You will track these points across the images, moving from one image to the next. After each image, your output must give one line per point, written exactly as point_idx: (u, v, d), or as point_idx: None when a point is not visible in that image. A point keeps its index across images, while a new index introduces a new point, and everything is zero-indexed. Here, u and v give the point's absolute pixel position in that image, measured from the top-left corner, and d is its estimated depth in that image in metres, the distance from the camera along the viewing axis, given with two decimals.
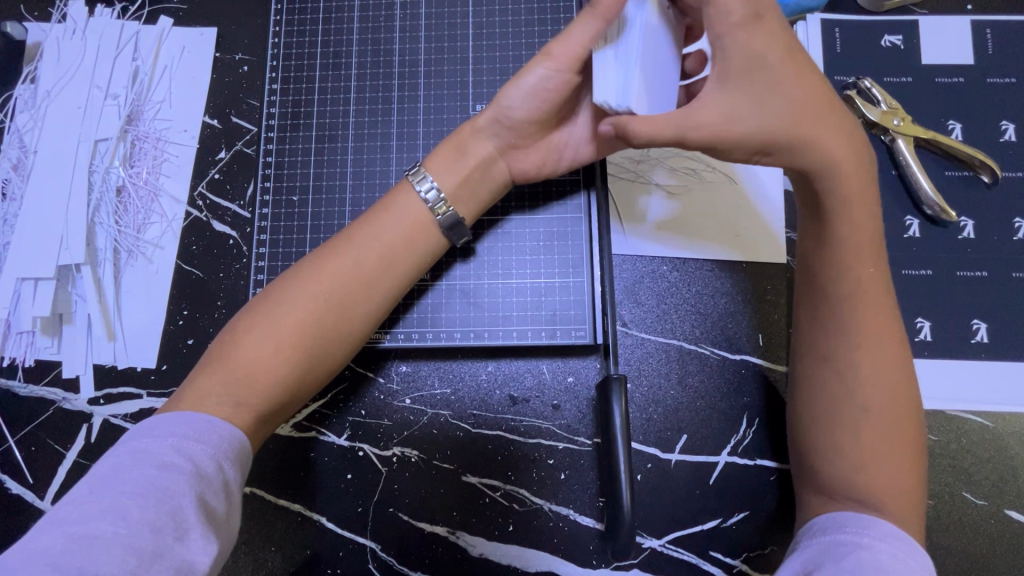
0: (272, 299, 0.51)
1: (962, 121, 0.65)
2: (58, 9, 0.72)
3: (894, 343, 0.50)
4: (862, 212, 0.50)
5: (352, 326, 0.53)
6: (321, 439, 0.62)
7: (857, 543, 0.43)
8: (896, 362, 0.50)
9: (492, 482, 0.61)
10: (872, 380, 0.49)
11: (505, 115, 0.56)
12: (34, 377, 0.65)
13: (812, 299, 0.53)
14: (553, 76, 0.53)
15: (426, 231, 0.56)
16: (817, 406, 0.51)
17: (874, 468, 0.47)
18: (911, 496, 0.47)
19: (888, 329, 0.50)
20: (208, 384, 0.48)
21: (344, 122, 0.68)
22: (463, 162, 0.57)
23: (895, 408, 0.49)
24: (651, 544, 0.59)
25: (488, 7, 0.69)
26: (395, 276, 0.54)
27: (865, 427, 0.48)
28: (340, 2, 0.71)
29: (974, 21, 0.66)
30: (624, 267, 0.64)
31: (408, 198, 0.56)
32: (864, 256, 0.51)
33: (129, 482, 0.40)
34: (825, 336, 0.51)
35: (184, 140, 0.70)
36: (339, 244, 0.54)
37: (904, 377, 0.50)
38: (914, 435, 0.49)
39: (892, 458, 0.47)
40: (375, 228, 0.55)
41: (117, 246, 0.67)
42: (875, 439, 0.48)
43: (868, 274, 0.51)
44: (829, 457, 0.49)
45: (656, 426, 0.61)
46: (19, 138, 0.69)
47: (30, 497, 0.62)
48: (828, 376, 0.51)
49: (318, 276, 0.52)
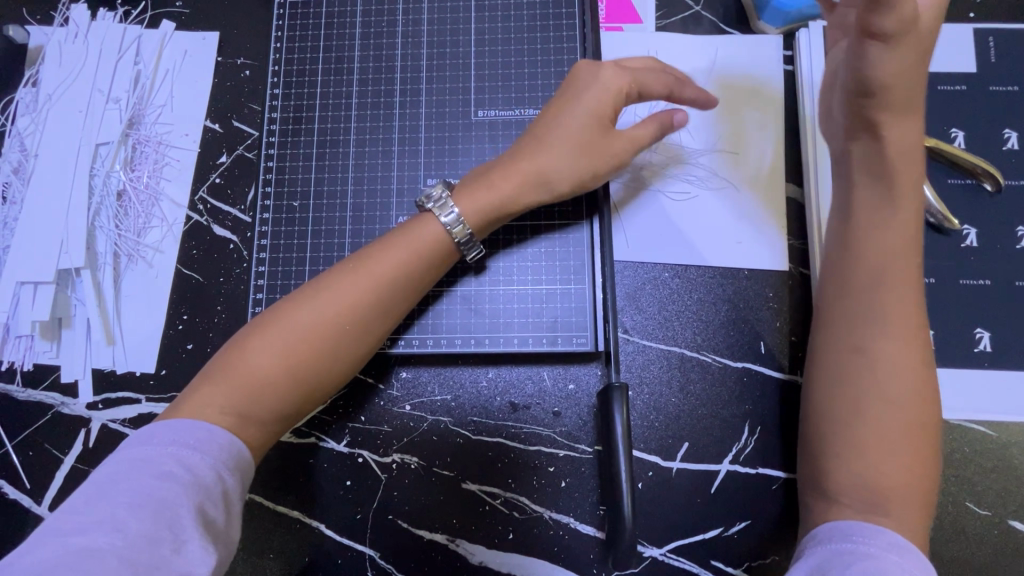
0: (279, 311, 0.51)
1: (965, 129, 0.65)
2: (60, 13, 0.72)
3: (914, 338, 0.50)
4: (903, 198, 0.53)
5: (363, 342, 0.53)
6: (320, 445, 0.62)
7: (865, 553, 0.43)
8: (919, 360, 0.50)
9: (492, 490, 0.60)
10: (896, 374, 0.49)
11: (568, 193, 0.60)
12: (32, 381, 0.65)
13: (839, 292, 0.53)
14: (616, 164, 0.60)
15: (445, 254, 0.56)
16: (838, 397, 0.51)
17: (883, 465, 0.47)
18: (915, 499, 0.46)
19: (910, 322, 0.51)
20: (209, 393, 0.48)
21: (346, 127, 0.68)
22: (508, 222, 0.60)
23: (914, 406, 0.49)
24: (652, 553, 0.58)
25: (491, 14, 0.70)
26: (411, 296, 0.55)
27: (883, 422, 0.48)
28: (343, 7, 0.71)
29: (976, 30, 0.66)
30: (626, 274, 0.64)
31: (428, 222, 0.56)
32: (898, 251, 0.52)
33: (126, 492, 0.40)
34: (851, 328, 0.52)
35: (185, 144, 0.70)
36: (357, 263, 0.54)
37: (926, 374, 0.50)
38: (929, 436, 0.49)
39: (902, 456, 0.47)
40: (393, 249, 0.55)
41: (117, 250, 0.67)
42: (890, 434, 0.48)
43: (899, 265, 0.52)
44: (836, 453, 0.49)
45: (657, 434, 0.61)
46: (19, 141, 0.69)
47: (27, 503, 0.62)
48: (853, 367, 0.51)
49: (330, 289, 0.52)
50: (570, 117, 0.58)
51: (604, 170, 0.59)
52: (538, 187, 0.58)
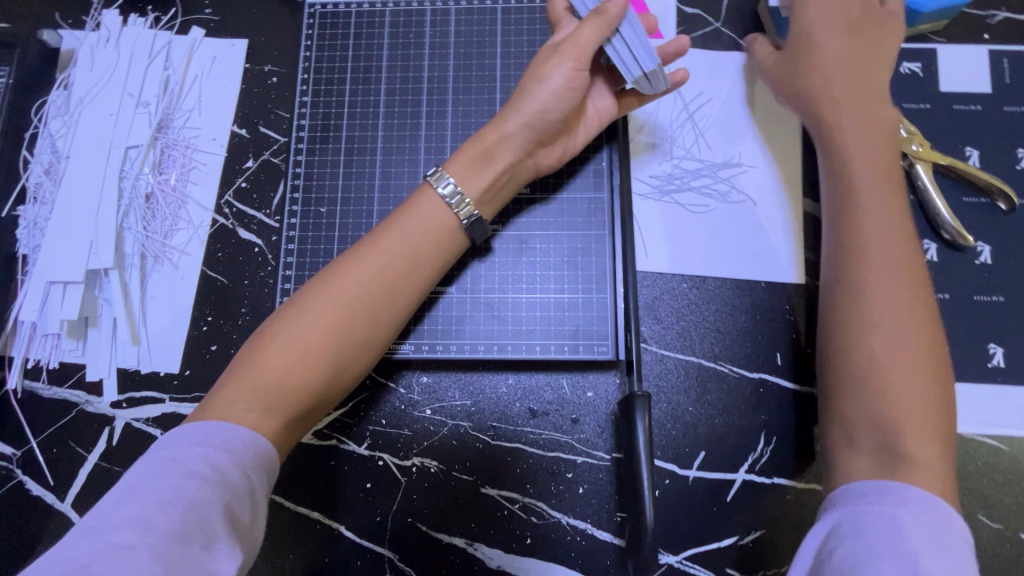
0: (296, 307, 0.52)
1: (980, 148, 0.66)
2: (93, 18, 0.74)
3: (912, 276, 0.52)
4: (868, 148, 0.58)
5: (378, 327, 0.54)
6: (342, 448, 0.63)
7: (877, 512, 0.43)
8: (916, 290, 0.51)
9: (511, 495, 0.61)
10: (895, 306, 0.51)
11: (533, 117, 0.58)
12: (57, 379, 0.66)
13: (846, 235, 0.55)
14: (575, 74, 0.57)
15: (450, 232, 0.57)
16: (842, 336, 0.52)
17: (898, 394, 0.48)
18: (936, 427, 0.47)
19: (905, 256, 0.52)
20: (236, 392, 0.48)
21: (373, 135, 0.70)
22: (491, 170, 0.58)
23: (917, 335, 0.50)
24: (668, 560, 0.59)
25: (515, 27, 0.71)
26: (421, 274, 0.56)
27: (885, 357, 0.49)
28: (371, 18, 0.73)
29: (991, 51, 0.68)
30: (645, 284, 0.65)
31: (429, 200, 0.57)
32: (879, 191, 0.55)
33: (156, 491, 0.41)
34: (853, 266, 0.53)
35: (213, 149, 0.71)
36: (364, 247, 0.55)
37: (923, 305, 0.51)
38: (936, 365, 0.49)
39: (913, 384, 0.48)
40: (398, 231, 0.55)
41: (144, 251, 0.68)
42: (899, 365, 0.49)
43: (889, 206, 0.55)
44: (854, 389, 0.50)
45: (675, 442, 0.61)
46: (51, 143, 0.70)
47: (50, 499, 0.63)
48: (854, 306, 0.52)
49: (343, 281, 0.53)
50: (535, 67, 0.59)
51: (556, 75, 0.57)
52: (500, 141, 0.58)
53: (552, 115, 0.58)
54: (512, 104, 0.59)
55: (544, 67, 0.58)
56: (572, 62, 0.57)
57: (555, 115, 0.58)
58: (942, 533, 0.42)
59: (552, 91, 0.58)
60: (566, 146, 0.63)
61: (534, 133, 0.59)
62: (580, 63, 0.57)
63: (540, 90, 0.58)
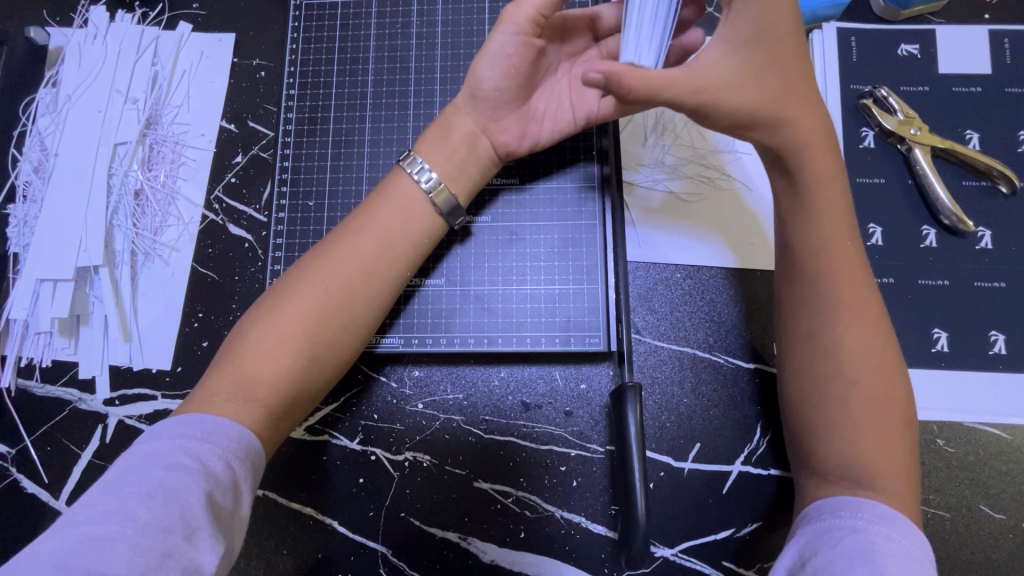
0: (276, 295, 0.52)
1: (980, 130, 0.64)
2: (81, 15, 0.73)
3: (863, 292, 0.49)
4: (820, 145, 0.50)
5: (356, 314, 0.53)
6: (333, 443, 0.62)
7: (851, 526, 0.42)
8: (876, 332, 0.48)
9: (504, 488, 0.61)
10: (855, 352, 0.48)
11: (480, 86, 0.57)
12: (51, 378, 0.65)
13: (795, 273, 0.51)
14: (512, 40, 0.55)
15: (426, 213, 0.57)
16: (805, 387, 0.49)
17: (867, 442, 0.46)
18: (904, 471, 0.46)
19: (861, 302, 0.49)
20: (218, 382, 0.48)
21: (361, 127, 0.69)
22: (447, 141, 0.58)
23: (880, 380, 0.47)
24: (663, 553, 0.58)
25: (505, 15, 0.70)
26: (396, 261, 0.55)
27: (849, 406, 0.47)
28: (358, 9, 0.72)
29: (991, 30, 0.66)
30: (638, 274, 0.64)
31: (403, 183, 0.57)
32: (832, 237, 0.50)
33: (135, 484, 0.40)
34: (807, 315, 0.50)
35: (202, 144, 0.70)
36: (338, 236, 0.55)
37: (885, 346, 0.48)
38: (898, 406, 0.47)
39: (878, 431, 0.46)
40: (367, 220, 0.55)
41: (134, 248, 0.68)
42: (865, 416, 0.47)
43: (840, 249, 0.50)
44: (821, 436, 0.48)
45: (669, 434, 0.61)
46: (40, 141, 0.70)
47: (45, 497, 0.63)
48: (815, 356, 0.49)
49: (320, 267, 0.53)
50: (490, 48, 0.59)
51: (496, 41, 0.55)
52: (454, 112, 0.59)
53: (495, 88, 0.57)
54: (467, 80, 0.59)
55: (492, 40, 0.56)
56: (511, 28, 0.55)
57: (494, 83, 0.57)
58: (912, 553, 0.41)
59: (494, 59, 0.56)
60: (525, 126, 0.60)
61: (482, 103, 0.58)
62: (520, 29, 0.54)
63: (485, 61, 0.56)
